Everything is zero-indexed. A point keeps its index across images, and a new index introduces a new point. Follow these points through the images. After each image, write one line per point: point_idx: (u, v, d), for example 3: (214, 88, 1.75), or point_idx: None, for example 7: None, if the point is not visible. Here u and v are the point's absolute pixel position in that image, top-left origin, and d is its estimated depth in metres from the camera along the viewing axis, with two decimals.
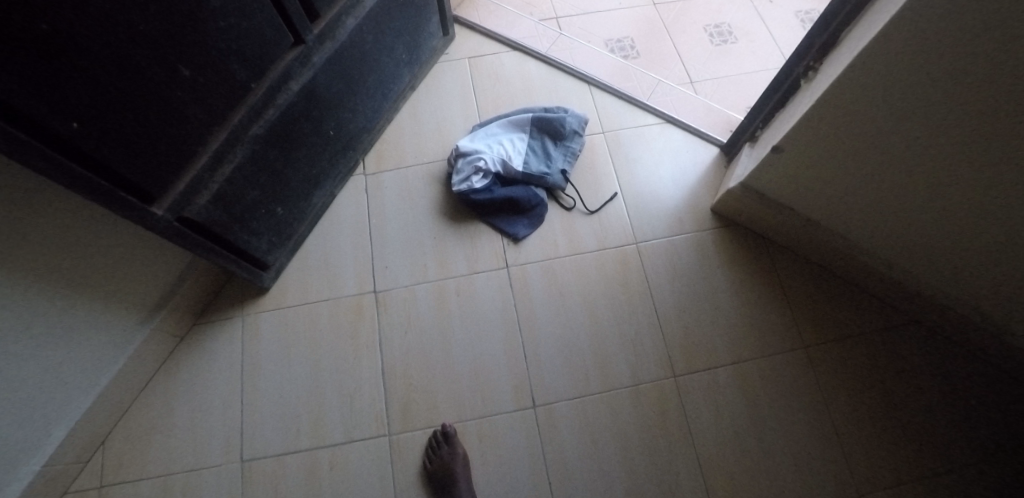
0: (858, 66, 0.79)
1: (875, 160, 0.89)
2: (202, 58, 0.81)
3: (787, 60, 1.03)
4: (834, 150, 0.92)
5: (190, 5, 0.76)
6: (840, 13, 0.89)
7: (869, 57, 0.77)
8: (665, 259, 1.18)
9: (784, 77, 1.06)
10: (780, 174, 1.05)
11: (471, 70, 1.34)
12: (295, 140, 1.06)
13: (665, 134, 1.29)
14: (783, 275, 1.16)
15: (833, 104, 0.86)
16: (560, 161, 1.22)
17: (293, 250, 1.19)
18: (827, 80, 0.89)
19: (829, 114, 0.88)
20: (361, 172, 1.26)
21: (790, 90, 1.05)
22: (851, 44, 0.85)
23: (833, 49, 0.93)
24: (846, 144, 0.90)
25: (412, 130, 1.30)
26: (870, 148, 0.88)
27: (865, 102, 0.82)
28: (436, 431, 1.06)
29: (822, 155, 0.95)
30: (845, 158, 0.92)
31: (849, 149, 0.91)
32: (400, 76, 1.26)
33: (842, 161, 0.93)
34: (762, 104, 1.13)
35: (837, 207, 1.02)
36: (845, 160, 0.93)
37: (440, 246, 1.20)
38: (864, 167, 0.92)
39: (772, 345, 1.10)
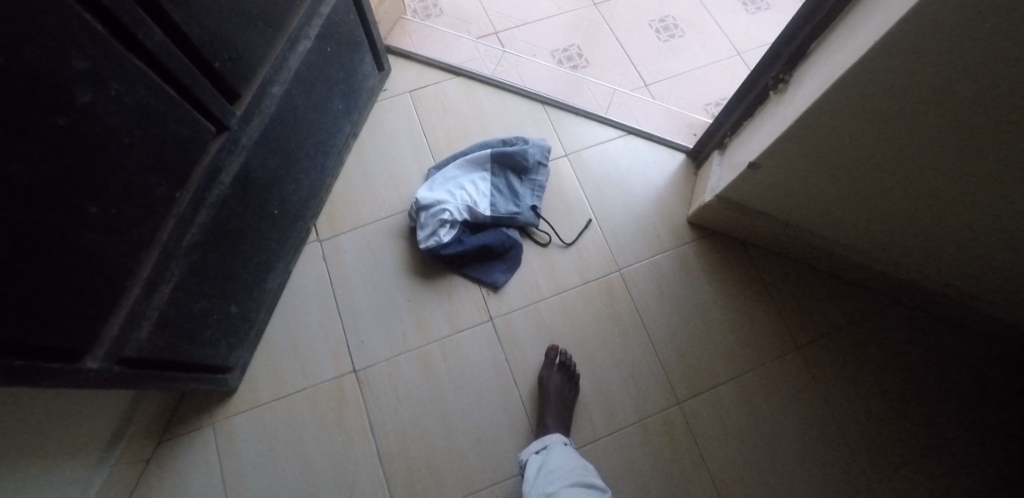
0: (840, 90, 0.76)
1: (857, 173, 0.87)
2: (114, 188, 0.68)
3: (753, 71, 1.00)
4: (813, 164, 0.90)
5: (84, 135, 0.62)
6: (806, 27, 0.86)
7: (851, 82, 0.74)
8: (649, 280, 1.14)
9: (749, 85, 1.03)
10: (759, 186, 1.01)
11: (416, 106, 1.23)
12: (237, 232, 0.93)
13: (629, 147, 1.23)
14: (768, 277, 1.14)
15: (814, 125, 0.84)
16: (528, 197, 1.14)
17: (256, 340, 1.07)
18: (801, 99, 0.86)
19: (808, 135, 0.86)
20: (315, 240, 1.15)
21: (757, 99, 1.01)
22: (824, 63, 0.81)
23: (801, 62, 0.90)
24: (827, 160, 0.88)
25: (362, 183, 1.18)
26: (851, 162, 0.86)
27: (847, 123, 0.80)
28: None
29: (802, 170, 0.93)
30: (826, 171, 0.90)
31: (829, 164, 0.89)
32: (339, 128, 1.13)
33: (823, 175, 0.91)
34: (729, 111, 1.10)
35: (819, 211, 1.00)
36: (826, 173, 0.91)
37: (416, 308, 1.11)
38: (846, 179, 0.90)
39: (769, 353, 1.09)
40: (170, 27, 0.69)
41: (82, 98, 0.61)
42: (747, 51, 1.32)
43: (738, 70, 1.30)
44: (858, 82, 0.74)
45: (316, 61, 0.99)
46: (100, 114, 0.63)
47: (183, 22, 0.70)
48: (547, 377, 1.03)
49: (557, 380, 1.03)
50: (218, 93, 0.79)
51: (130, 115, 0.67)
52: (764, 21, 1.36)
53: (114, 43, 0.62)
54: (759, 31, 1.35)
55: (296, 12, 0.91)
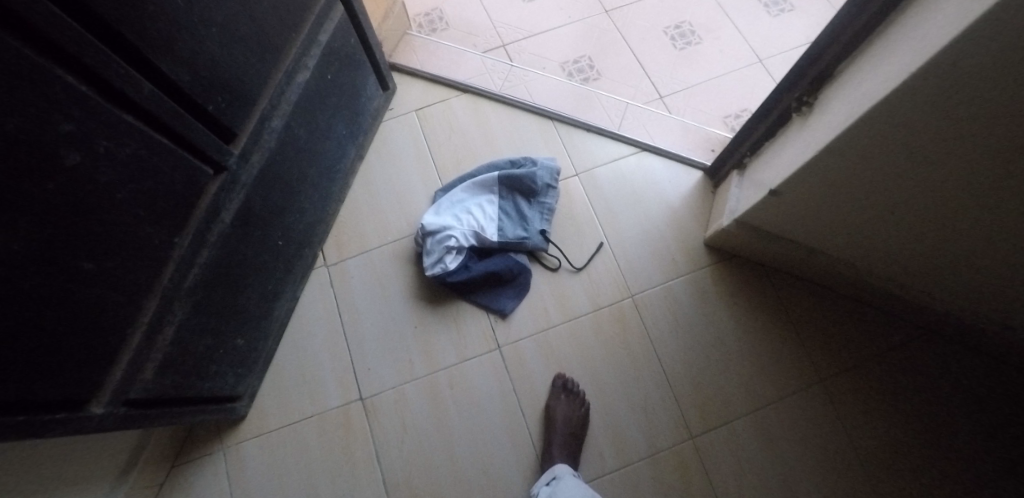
0: (865, 125, 0.70)
1: (885, 207, 0.81)
2: (108, 242, 0.68)
3: (773, 90, 0.93)
4: (837, 195, 0.84)
5: (73, 195, 0.62)
6: (829, 50, 0.80)
7: (876, 117, 0.68)
8: (662, 307, 1.09)
9: (770, 104, 0.95)
10: (779, 213, 0.95)
11: (422, 125, 1.21)
12: (241, 267, 0.93)
13: (643, 164, 1.17)
14: (789, 304, 1.09)
15: (838, 158, 0.78)
16: (537, 220, 1.11)
17: (264, 367, 1.08)
18: (822, 128, 0.80)
19: (830, 167, 0.80)
20: (322, 264, 1.15)
21: (778, 121, 0.94)
22: (848, 92, 0.75)
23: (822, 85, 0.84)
24: (852, 192, 0.82)
25: (370, 206, 1.18)
26: (879, 196, 0.80)
27: (873, 157, 0.74)
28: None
29: (826, 200, 0.86)
30: (852, 202, 0.84)
31: (854, 196, 0.83)
32: (344, 152, 1.12)
33: (847, 206, 0.85)
34: (747, 130, 1.03)
35: (844, 240, 0.94)
36: (849, 204, 0.85)
37: (423, 335, 1.10)
38: (871, 211, 0.84)
39: (789, 385, 1.04)
40: (159, 76, 0.68)
41: (70, 160, 0.60)
42: (769, 57, 1.24)
43: (760, 78, 1.22)
44: (883, 118, 0.68)
45: (316, 90, 0.97)
46: (91, 172, 0.63)
47: (172, 72, 0.69)
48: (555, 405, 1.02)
49: (565, 407, 1.01)
50: (213, 135, 0.79)
51: (122, 170, 0.66)
52: (788, 23, 1.27)
53: (100, 101, 0.61)
54: (783, 35, 1.26)
55: (293, 44, 0.89)
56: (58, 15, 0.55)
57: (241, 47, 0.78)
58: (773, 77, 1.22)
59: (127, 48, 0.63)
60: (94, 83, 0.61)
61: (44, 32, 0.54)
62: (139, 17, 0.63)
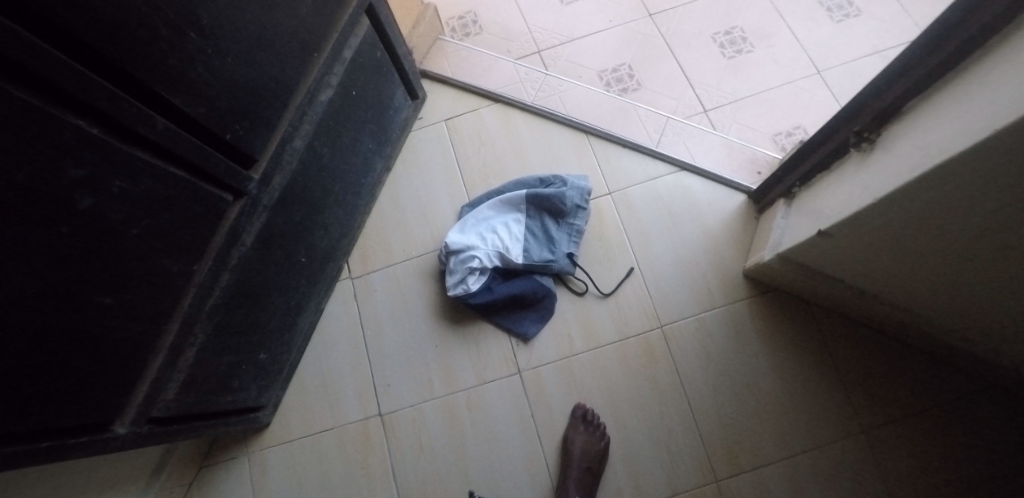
0: (928, 178, 0.62)
1: (951, 264, 0.72)
2: (125, 275, 0.68)
3: (831, 120, 0.84)
4: (896, 245, 0.75)
5: (87, 234, 0.62)
6: (893, 86, 0.71)
7: (941, 173, 0.60)
8: (694, 341, 1.04)
9: (824, 134, 0.86)
10: (828, 254, 0.87)
11: (451, 137, 1.18)
12: (264, 286, 0.93)
13: (682, 185, 1.10)
14: (833, 345, 1.01)
15: (897, 208, 0.69)
16: (564, 243, 1.07)
17: (288, 378, 1.09)
18: (879, 172, 0.72)
19: (887, 217, 0.72)
20: (347, 277, 1.15)
21: (831, 153, 0.85)
22: (911, 137, 0.67)
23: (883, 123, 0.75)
24: (914, 244, 0.73)
25: (396, 219, 1.16)
26: (944, 251, 0.71)
27: (936, 212, 0.65)
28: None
29: (883, 248, 0.78)
30: (912, 254, 0.76)
31: (914, 248, 0.74)
32: (370, 165, 1.11)
33: (906, 256, 0.77)
34: (798, 160, 0.94)
35: (901, 287, 0.85)
36: (908, 256, 0.76)
37: (443, 354, 1.08)
38: (934, 265, 0.75)
39: (828, 433, 0.97)
40: (171, 110, 0.68)
41: (84, 203, 0.60)
42: (829, 68, 1.13)
43: (817, 92, 1.12)
44: (947, 175, 0.60)
45: (339, 107, 0.96)
46: (106, 212, 0.63)
47: (185, 104, 0.68)
48: (572, 436, 0.98)
49: (583, 439, 0.98)
50: (231, 162, 0.78)
51: (138, 205, 0.66)
52: (854, 30, 1.15)
53: (111, 141, 0.61)
54: (847, 42, 1.14)
55: (314, 64, 0.88)
56: (60, 59, 0.54)
57: (257, 73, 0.78)
58: (832, 91, 1.12)
59: (135, 84, 0.63)
60: (104, 122, 0.61)
61: (47, 78, 0.54)
62: (146, 53, 0.62)
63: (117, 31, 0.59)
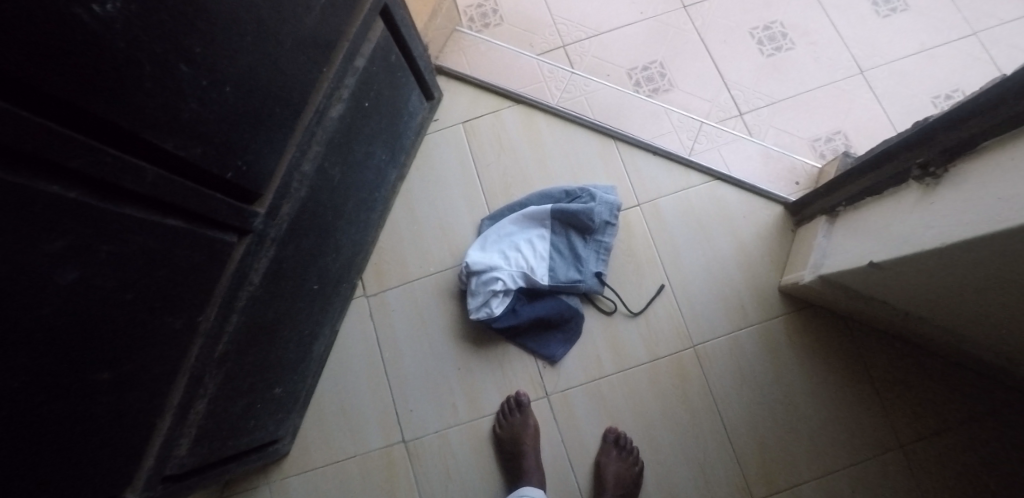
0: (997, 240, 0.56)
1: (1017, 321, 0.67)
2: (122, 345, 0.59)
3: (896, 143, 0.75)
4: (954, 295, 0.71)
5: (76, 310, 0.52)
6: (964, 123, 0.64)
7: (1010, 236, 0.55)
8: (727, 359, 1.00)
9: (879, 158, 0.79)
10: (892, 286, 0.80)
11: (469, 141, 1.12)
12: (274, 322, 0.85)
13: (716, 196, 1.05)
14: (870, 359, 0.99)
15: (962, 262, 0.64)
16: (592, 261, 1.01)
17: (305, 403, 1.04)
18: (943, 214, 0.65)
19: (948, 269, 0.67)
20: (362, 294, 1.08)
21: (878, 179, 0.80)
22: (982, 181, 0.60)
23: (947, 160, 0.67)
24: (978, 298, 0.68)
25: (412, 233, 1.09)
26: (1011, 309, 0.65)
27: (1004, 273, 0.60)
28: (509, 397, 1.01)
29: (941, 296, 0.73)
30: (975, 305, 0.70)
31: (982, 301, 0.68)
32: (384, 177, 1.02)
33: (970, 306, 0.71)
34: (848, 179, 0.87)
35: (957, 325, 0.79)
36: (973, 307, 0.71)
37: (467, 376, 1.04)
38: (999, 319, 0.70)
39: (865, 450, 0.96)
40: (163, 154, 0.56)
41: (66, 279, 0.50)
42: (871, 68, 1.08)
43: (860, 94, 1.07)
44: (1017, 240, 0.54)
45: (353, 122, 0.86)
46: (95, 282, 0.53)
47: (178, 146, 0.57)
48: (605, 463, 0.96)
49: (617, 465, 0.95)
50: (233, 200, 0.67)
51: (130, 269, 0.56)
52: (898, 26, 1.11)
53: (96, 203, 0.51)
54: (890, 41, 1.10)
55: (325, 77, 0.77)
56: (20, 117, 0.43)
57: (267, 98, 0.67)
58: (876, 93, 1.07)
59: (118, 132, 0.51)
60: (83, 181, 0.50)
61: (8, 144, 0.42)
62: (129, 94, 0.50)
63: (94, 73, 0.47)
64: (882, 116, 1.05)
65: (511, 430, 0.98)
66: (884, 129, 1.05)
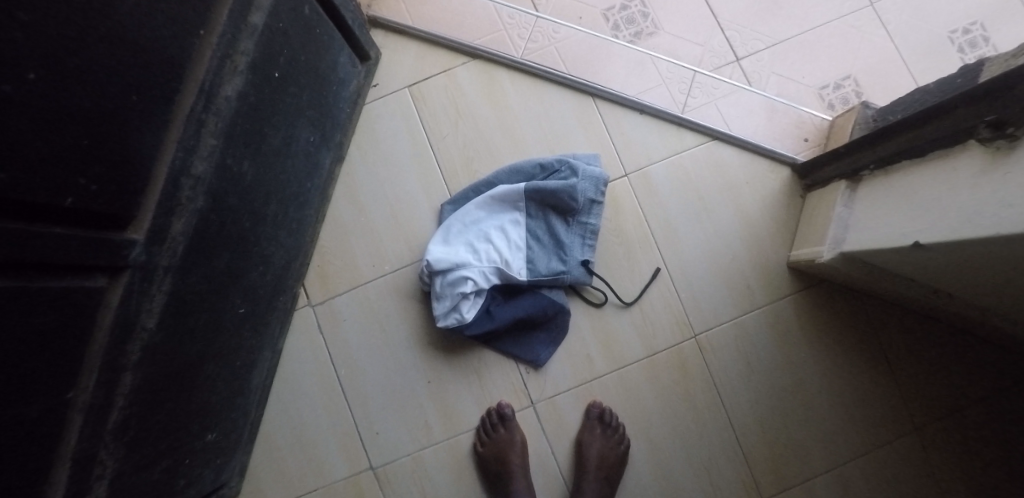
0: None
1: None
2: None
3: (959, 95, 0.63)
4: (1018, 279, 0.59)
5: None
6: None
7: None
8: (734, 349, 0.91)
9: (936, 110, 0.66)
10: (926, 263, 0.69)
11: (419, 110, 0.93)
12: (192, 365, 0.68)
13: (715, 158, 0.94)
14: (886, 339, 0.91)
15: None
16: (578, 248, 0.86)
17: (251, 437, 0.88)
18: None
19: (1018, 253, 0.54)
20: (307, 304, 0.91)
21: (909, 141, 0.71)
22: None
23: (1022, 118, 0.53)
24: None
25: (357, 226, 0.91)
26: None
27: None
28: (490, 411, 0.88)
29: (996, 277, 0.62)
30: None
31: None
32: (316, 163, 0.83)
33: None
34: (887, 135, 0.75)
35: (1002, 307, 0.70)
36: None
37: (439, 390, 0.89)
38: None
39: (879, 436, 0.90)
40: None
41: None
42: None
43: (870, 30, 0.97)
44: None
45: (266, 100, 0.66)
46: None
47: None
48: (589, 441, 0.85)
49: (601, 442, 0.85)
50: (83, 234, 0.48)
51: None
52: None
53: None
54: None
55: (206, 44, 0.56)
56: None
57: (102, 81, 0.46)
58: (888, 29, 0.97)
59: None
60: None
61: None
62: None
63: None
64: (894, 54, 0.96)
65: (495, 449, 0.85)
66: (896, 71, 0.96)
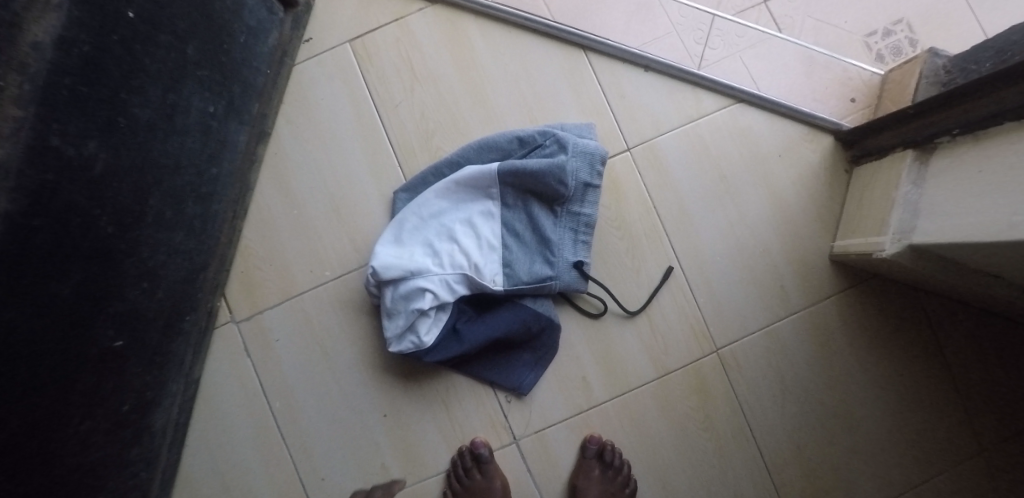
0: None
1: None
2: None
3: None
4: None
5: None
6: None
7: None
8: (764, 362, 0.73)
9: None
10: None
11: (363, 71, 0.73)
12: (39, 428, 0.47)
13: (740, 126, 0.74)
14: (948, 345, 0.74)
15: None
16: (568, 247, 0.67)
17: (163, 490, 0.70)
18: None
19: None
20: (231, 320, 0.72)
21: None
22: None
23: None
24: None
25: (289, 221, 0.72)
26: None
27: None
28: (463, 451, 0.70)
29: None
30: None
31: None
32: (225, 142, 0.63)
33: None
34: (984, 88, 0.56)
35: None
36: None
37: (399, 425, 0.71)
38: None
39: (937, 461, 0.73)
40: None
41: None
42: None
43: None
44: None
45: (119, 51, 0.46)
46: None
47: None
48: (586, 488, 0.68)
49: (601, 489, 0.68)
50: None
51: None
52: None
53: None
54: None
55: None
56: None
57: None
58: None
59: None
60: None
61: None
62: None
63: None
64: None
65: None
66: (961, 11, 0.76)
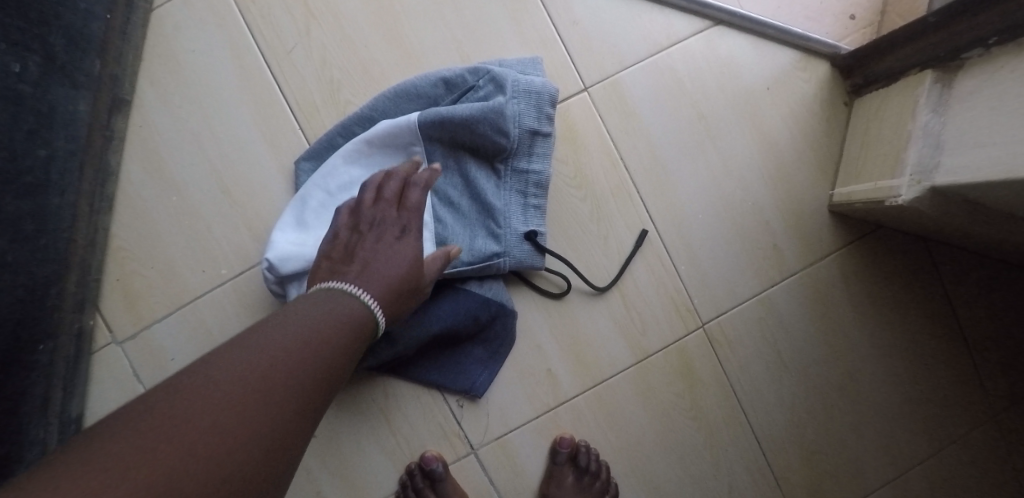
0: None
1: None
2: None
3: None
4: None
5: None
6: None
7: None
8: (757, 334, 0.63)
9: None
10: None
11: (244, 11, 0.57)
12: None
13: (719, 54, 0.61)
14: (960, 299, 0.64)
15: None
16: (516, 213, 0.54)
17: None
18: None
19: None
20: (111, 341, 0.58)
21: None
22: None
23: None
24: None
25: (170, 209, 0.57)
26: None
27: None
28: (412, 469, 0.59)
29: None
30: None
31: None
32: (52, 111, 0.48)
33: None
34: None
35: None
36: None
37: (333, 444, 0.59)
38: None
39: (949, 430, 0.64)
40: None
41: None
42: None
43: None
44: None
45: None
46: None
47: None
48: None
49: None
50: None
51: None
52: None
53: None
54: None
55: None
56: None
57: None
58: None
59: None
60: None
61: None
62: None
63: None
64: None
65: None
66: None
